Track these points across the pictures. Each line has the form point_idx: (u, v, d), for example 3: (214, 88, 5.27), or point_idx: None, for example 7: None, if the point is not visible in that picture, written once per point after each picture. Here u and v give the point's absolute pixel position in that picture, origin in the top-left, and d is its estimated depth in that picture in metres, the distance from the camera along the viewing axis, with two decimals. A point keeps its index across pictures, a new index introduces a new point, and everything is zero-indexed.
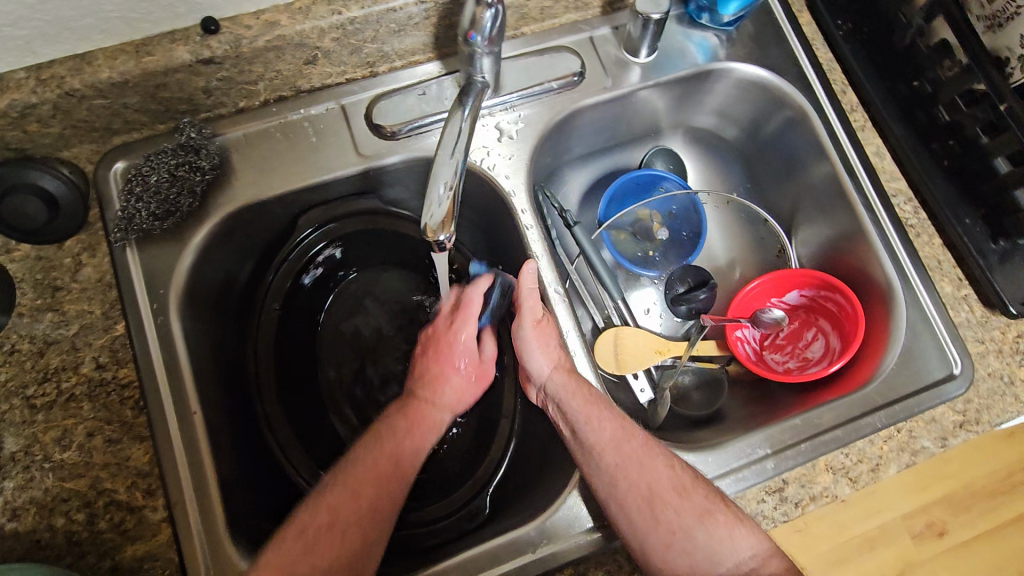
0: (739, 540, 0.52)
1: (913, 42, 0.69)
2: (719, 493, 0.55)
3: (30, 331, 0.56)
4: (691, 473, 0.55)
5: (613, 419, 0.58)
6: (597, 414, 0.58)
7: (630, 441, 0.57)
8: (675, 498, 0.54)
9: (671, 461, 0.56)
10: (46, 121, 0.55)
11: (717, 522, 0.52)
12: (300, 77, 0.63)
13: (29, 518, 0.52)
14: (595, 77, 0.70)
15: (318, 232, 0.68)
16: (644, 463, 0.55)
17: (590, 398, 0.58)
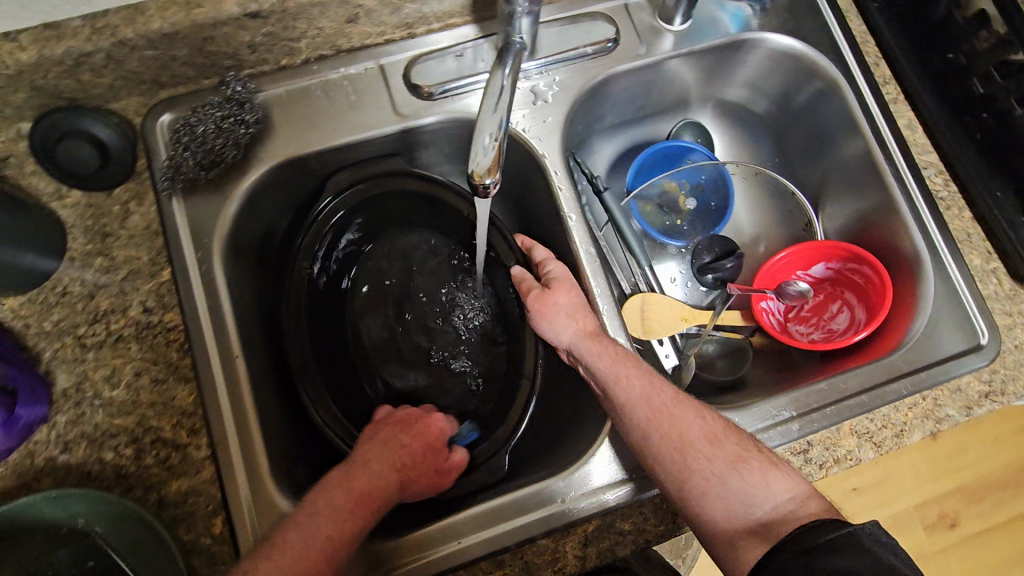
0: (775, 483, 0.53)
1: (948, 14, 0.70)
2: (751, 441, 0.56)
3: (81, 274, 0.58)
4: (722, 422, 0.57)
5: (642, 373, 0.59)
6: (625, 371, 0.58)
7: (660, 395, 0.58)
8: (708, 445, 0.54)
9: (702, 413, 0.57)
10: (98, 70, 0.57)
11: (751, 467, 0.53)
12: (341, 36, 0.64)
13: (80, 451, 0.54)
14: (629, 44, 0.70)
15: (336, 201, 0.68)
16: (675, 415, 0.56)
17: (618, 355, 0.59)
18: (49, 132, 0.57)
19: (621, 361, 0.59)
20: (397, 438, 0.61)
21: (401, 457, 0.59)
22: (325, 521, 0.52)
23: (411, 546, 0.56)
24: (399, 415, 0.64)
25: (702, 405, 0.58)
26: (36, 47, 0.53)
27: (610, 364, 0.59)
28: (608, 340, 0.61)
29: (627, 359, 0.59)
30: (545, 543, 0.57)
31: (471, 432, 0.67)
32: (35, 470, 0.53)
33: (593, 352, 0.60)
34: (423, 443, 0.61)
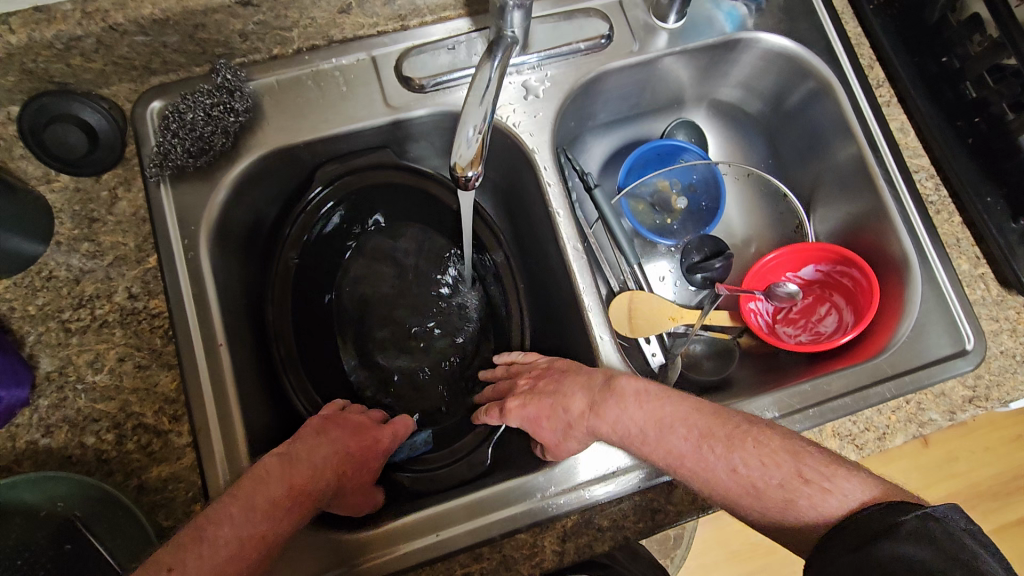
0: (824, 507, 0.48)
1: (943, 17, 0.70)
2: (793, 469, 0.50)
3: (67, 259, 0.59)
4: (756, 457, 0.51)
5: (656, 434, 0.54)
6: (637, 448, 0.55)
7: (683, 453, 0.53)
8: (749, 498, 0.51)
9: (730, 464, 0.51)
10: (89, 55, 0.57)
11: (800, 508, 0.49)
12: (333, 26, 0.64)
13: (62, 435, 0.54)
14: (623, 41, 0.70)
15: (327, 190, 0.69)
16: (705, 472, 0.52)
17: (628, 430, 0.55)
18: (38, 117, 0.58)
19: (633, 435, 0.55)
20: (345, 439, 0.58)
21: (345, 457, 0.56)
22: (283, 496, 0.50)
23: (387, 538, 0.56)
24: (354, 419, 0.62)
25: (733, 443, 0.52)
26: (26, 30, 0.53)
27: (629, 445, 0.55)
28: (615, 416, 0.56)
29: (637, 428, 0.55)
30: (524, 537, 0.57)
31: (427, 443, 0.68)
32: (17, 452, 0.54)
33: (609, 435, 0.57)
34: (368, 451, 0.59)
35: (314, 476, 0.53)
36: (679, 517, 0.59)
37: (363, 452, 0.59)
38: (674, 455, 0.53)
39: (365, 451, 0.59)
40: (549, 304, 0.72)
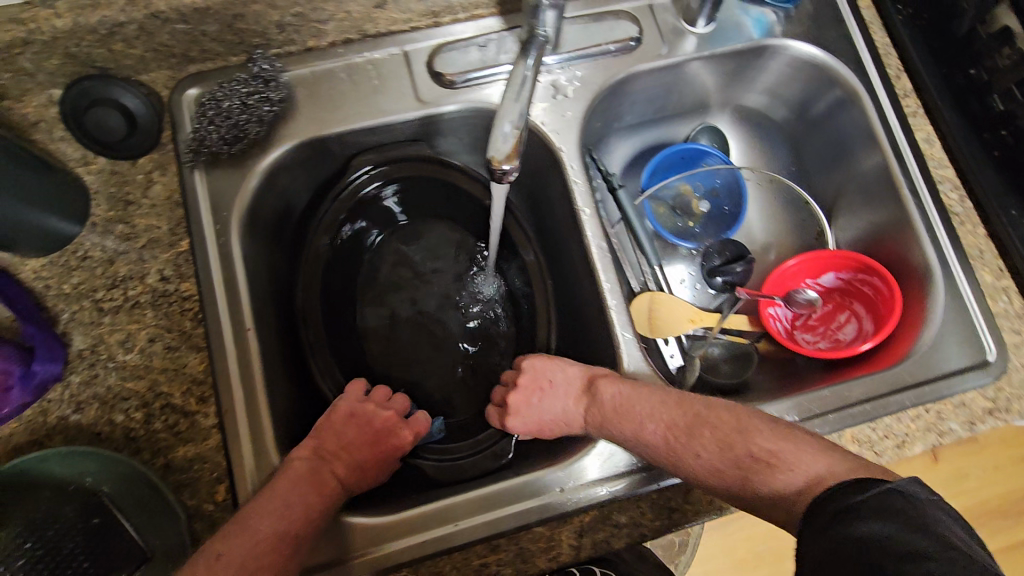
0: (783, 482, 0.50)
1: (973, 29, 0.71)
2: (746, 446, 0.52)
3: (102, 240, 0.60)
4: (714, 440, 0.53)
5: (632, 433, 0.56)
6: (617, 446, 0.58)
7: (654, 447, 0.55)
8: (716, 479, 0.53)
9: (691, 450, 0.54)
10: (130, 42, 0.58)
11: (757, 483, 0.51)
12: (368, 21, 0.65)
13: (92, 412, 0.55)
14: (652, 44, 0.71)
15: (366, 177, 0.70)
16: (674, 460, 0.55)
17: (603, 430, 0.58)
18: (78, 101, 0.59)
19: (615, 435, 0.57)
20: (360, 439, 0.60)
21: (360, 458, 0.59)
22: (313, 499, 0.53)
23: (404, 527, 0.57)
24: (370, 411, 0.62)
25: (693, 431, 0.55)
26: (71, 15, 0.54)
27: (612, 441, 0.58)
28: (598, 419, 0.58)
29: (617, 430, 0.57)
30: (541, 530, 0.58)
31: (440, 432, 0.69)
32: (49, 427, 0.55)
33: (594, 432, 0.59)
34: (383, 447, 0.61)
35: (334, 475, 0.56)
36: (695, 517, 0.59)
37: (378, 448, 0.60)
38: (650, 449, 0.56)
39: (381, 449, 0.60)
40: (570, 302, 0.72)
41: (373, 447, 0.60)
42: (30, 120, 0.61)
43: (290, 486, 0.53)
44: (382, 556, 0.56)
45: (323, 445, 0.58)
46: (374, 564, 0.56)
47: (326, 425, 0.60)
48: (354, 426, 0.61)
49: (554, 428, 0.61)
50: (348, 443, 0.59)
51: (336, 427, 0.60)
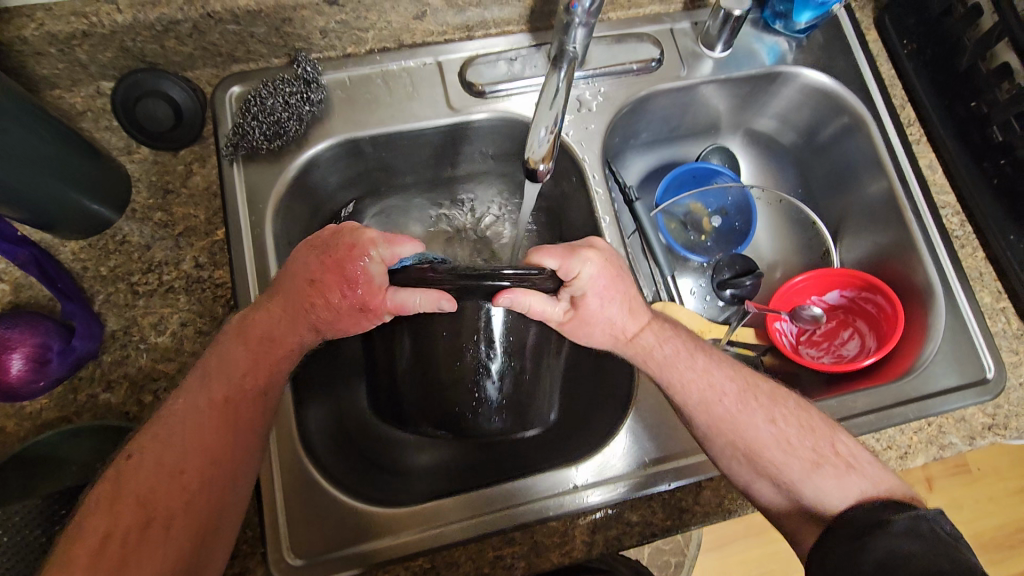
0: (849, 484, 0.55)
1: (974, 65, 0.72)
2: (829, 440, 0.57)
3: (139, 227, 0.62)
4: (795, 419, 0.58)
5: (701, 382, 0.59)
6: (680, 377, 0.59)
7: (725, 400, 0.59)
8: (778, 450, 0.57)
9: (771, 416, 0.59)
10: (182, 39, 0.62)
11: (826, 474, 0.56)
12: (406, 31, 0.69)
13: (121, 391, 0.57)
14: (672, 65, 0.75)
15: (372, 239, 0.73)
16: (745, 415, 0.58)
17: (675, 353, 0.60)
18: (130, 92, 0.62)
19: (670, 374, 0.59)
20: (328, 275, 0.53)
21: (329, 294, 0.53)
22: (244, 356, 0.54)
23: (422, 516, 0.58)
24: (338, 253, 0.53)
25: (775, 401, 0.60)
26: (132, 11, 0.58)
27: (653, 366, 0.59)
28: (665, 336, 0.61)
29: (678, 374, 0.59)
30: (557, 525, 0.59)
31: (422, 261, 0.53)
32: (78, 404, 0.56)
33: (642, 352, 0.60)
34: (345, 273, 0.52)
35: (281, 342, 0.55)
36: (705, 518, 0.61)
37: (341, 276, 0.52)
38: (707, 391, 0.59)
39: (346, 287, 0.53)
40: None
41: (336, 288, 0.53)
42: (78, 109, 0.64)
43: (231, 354, 0.54)
44: (403, 544, 0.57)
45: (274, 303, 0.55)
46: (396, 551, 0.57)
47: (284, 280, 0.54)
48: (329, 263, 0.53)
49: (588, 321, 0.57)
50: (303, 295, 0.54)
51: (314, 263, 0.53)
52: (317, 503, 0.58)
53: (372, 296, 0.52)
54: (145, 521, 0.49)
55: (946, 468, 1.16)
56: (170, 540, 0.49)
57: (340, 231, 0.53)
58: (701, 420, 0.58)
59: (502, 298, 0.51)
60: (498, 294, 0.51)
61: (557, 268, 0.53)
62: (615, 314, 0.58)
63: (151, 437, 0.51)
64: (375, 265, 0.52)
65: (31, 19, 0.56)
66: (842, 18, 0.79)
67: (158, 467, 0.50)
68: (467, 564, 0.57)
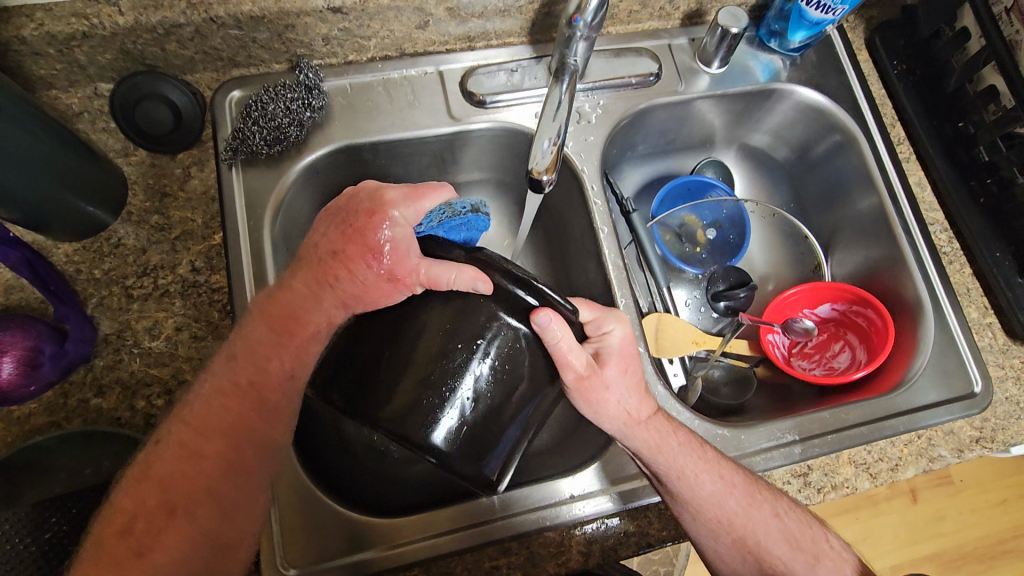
0: None
1: (961, 86, 0.75)
2: (824, 536, 0.58)
3: (135, 230, 0.61)
4: (794, 512, 0.58)
5: (714, 474, 0.56)
6: (693, 467, 0.56)
7: (732, 496, 0.56)
8: (785, 547, 0.56)
9: (777, 511, 0.57)
10: (183, 42, 0.61)
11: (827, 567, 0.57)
12: (408, 41, 0.69)
13: (113, 397, 0.56)
14: (669, 80, 0.76)
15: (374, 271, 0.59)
16: (752, 511, 0.56)
17: (686, 443, 0.57)
18: (129, 94, 0.61)
19: (681, 466, 0.56)
20: (347, 240, 0.51)
21: (348, 251, 0.51)
22: (266, 336, 0.52)
23: (418, 525, 0.57)
24: (356, 223, 0.51)
25: (775, 494, 0.58)
26: (134, 14, 0.57)
27: (654, 456, 0.56)
28: (672, 425, 0.58)
29: (693, 463, 0.56)
30: (552, 535, 0.59)
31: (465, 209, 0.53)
32: (67, 409, 0.55)
33: (651, 437, 0.57)
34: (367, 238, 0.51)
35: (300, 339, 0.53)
36: None
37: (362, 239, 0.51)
38: (718, 484, 0.56)
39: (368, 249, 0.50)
40: None
41: (360, 258, 0.51)
42: (74, 110, 0.63)
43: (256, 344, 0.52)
44: (397, 555, 0.56)
45: (300, 279, 0.53)
46: (390, 562, 0.56)
47: (309, 258, 0.53)
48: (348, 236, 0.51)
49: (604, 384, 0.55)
50: (320, 272, 0.52)
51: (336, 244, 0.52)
52: (310, 512, 0.57)
53: (400, 264, 0.48)
54: (162, 503, 0.48)
55: (931, 480, 1.18)
56: (191, 521, 0.48)
57: (359, 195, 0.53)
58: (712, 515, 0.56)
59: (543, 313, 0.44)
60: (536, 305, 0.44)
61: (588, 320, 0.56)
62: (625, 391, 0.57)
63: (177, 419, 0.50)
64: (398, 227, 0.50)
65: (31, 19, 0.56)
66: (835, 38, 0.81)
67: (180, 452, 0.49)
68: None
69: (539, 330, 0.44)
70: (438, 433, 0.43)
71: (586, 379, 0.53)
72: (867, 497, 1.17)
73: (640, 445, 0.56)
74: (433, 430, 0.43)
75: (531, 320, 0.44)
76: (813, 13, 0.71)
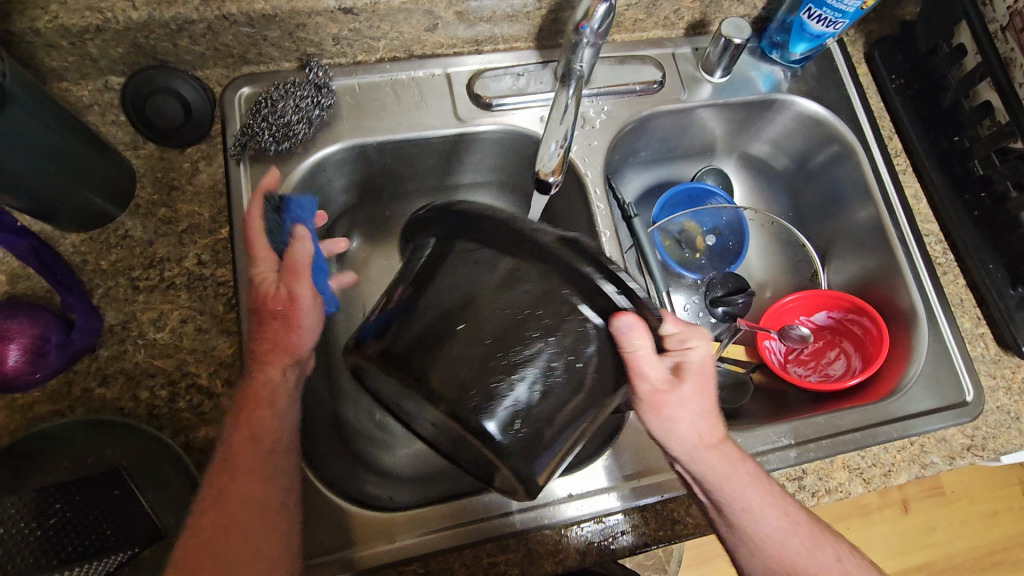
0: None
1: (958, 101, 0.76)
2: None
3: (142, 222, 0.62)
4: (855, 558, 0.55)
5: (778, 509, 0.54)
6: (759, 500, 0.54)
7: (796, 536, 0.54)
8: None
9: (839, 555, 0.54)
10: (195, 39, 0.62)
11: None
12: (416, 42, 0.70)
13: (117, 386, 0.56)
14: (673, 88, 0.78)
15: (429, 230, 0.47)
16: (813, 552, 0.54)
17: (754, 474, 0.55)
18: (140, 88, 0.61)
19: (745, 499, 0.54)
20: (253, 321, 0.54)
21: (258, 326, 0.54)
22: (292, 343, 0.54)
23: (417, 520, 0.58)
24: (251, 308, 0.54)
25: (835, 536, 0.56)
26: (147, 9, 0.58)
27: (717, 485, 0.54)
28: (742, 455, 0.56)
29: (758, 496, 0.54)
30: (549, 533, 0.59)
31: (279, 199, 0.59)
32: (70, 399, 0.55)
33: (721, 463, 0.54)
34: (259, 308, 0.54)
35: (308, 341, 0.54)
36: (695, 529, 0.62)
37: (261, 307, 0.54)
38: (782, 520, 0.54)
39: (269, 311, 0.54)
40: None
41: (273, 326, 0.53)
42: (84, 102, 0.64)
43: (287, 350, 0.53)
44: (397, 549, 0.57)
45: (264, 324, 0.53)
46: (390, 556, 0.57)
47: (258, 293, 0.53)
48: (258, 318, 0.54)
49: (678, 402, 0.52)
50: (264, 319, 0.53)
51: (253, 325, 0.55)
52: (309, 506, 0.58)
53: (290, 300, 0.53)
54: None
55: (922, 490, 1.20)
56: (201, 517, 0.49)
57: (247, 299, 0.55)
58: (772, 551, 0.53)
59: (628, 317, 0.41)
60: (623, 307, 0.42)
61: (672, 333, 0.53)
62: (697, 413, 0.54)
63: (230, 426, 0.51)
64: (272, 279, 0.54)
65: (44, 11, 0.56)
66: (834, 51, 0.82)
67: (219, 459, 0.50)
68: (460, 571, 0.57)
69: (619, 333, 0.42)
70: (494, 430, 0.42)
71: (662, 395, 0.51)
72: (858, 506, 1.18)
73: (709, 471, 0.54)
74: (489, 428, 0.42)
75: (614, 321, 0.42)
76: (815, 26, 0.73)
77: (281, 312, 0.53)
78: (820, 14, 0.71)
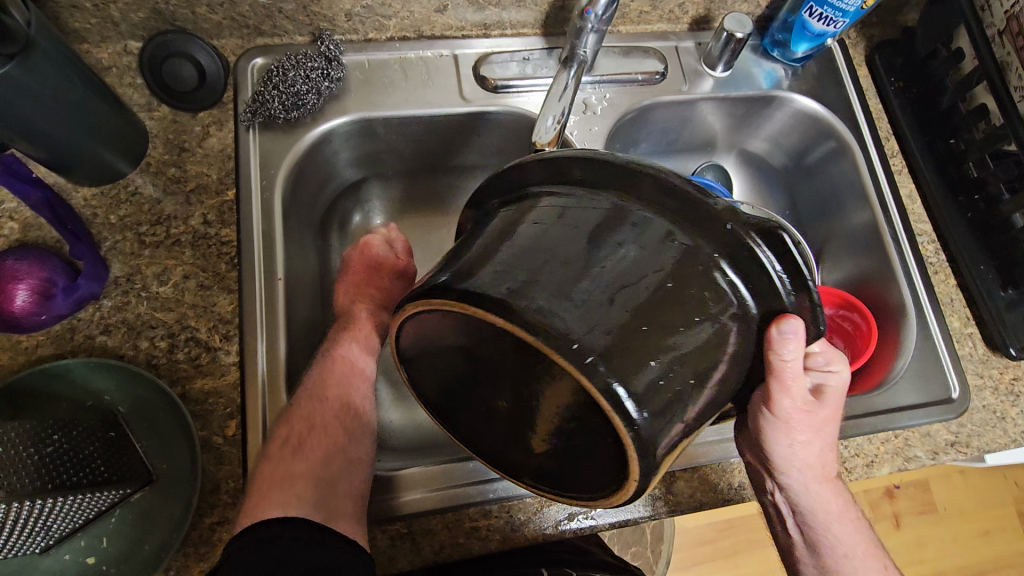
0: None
1: (954, 105, 0.78)
2: None
3: (152, 180, 0.64)
4: None
5: (879, 562, 0.59)
6: (864, 550, 0.58)
7: None
8: None
9: None
10: (213, 7, 0.65)
11: None
12: (426, 23, 0.73)
13: (118, 335, 0.58)
14: (674, 80, 0.79)
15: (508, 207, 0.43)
16: None
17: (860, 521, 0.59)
18: (159, 51, 0.64)
19: (847, 545, 0.58)
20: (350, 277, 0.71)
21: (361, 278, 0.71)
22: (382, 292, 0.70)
23: (404, 483, 0.59)
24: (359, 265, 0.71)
25: None
26: None
27: (824, 522, 0.58)
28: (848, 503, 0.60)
29: (860, 544, 0.59)
30: (531, 502, 0.60)
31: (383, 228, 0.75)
32: (72, 345, 0.57)
33: (833, 505, 0.58)
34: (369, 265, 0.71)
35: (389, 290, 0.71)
36: (675, 506, 0.63)
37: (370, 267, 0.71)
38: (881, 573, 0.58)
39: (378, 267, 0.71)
40: None
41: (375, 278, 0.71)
42: (104, 64, 0.66)
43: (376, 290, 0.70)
44: (383, 507, 0.58)
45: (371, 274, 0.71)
46: (375, 514, 0.58)
47: (372, 255, 0.71)
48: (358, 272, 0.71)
49: (815, 426, 0.54)
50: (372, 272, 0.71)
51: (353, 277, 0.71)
52: None
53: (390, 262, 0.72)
54: None
55: (912, 505, 1.20)
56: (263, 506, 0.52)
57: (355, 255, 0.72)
58: None
59: (795, 321, 0.41)
60: (790, 310, 0.41)
61: (816, 352, 0.56)
62: (825, 444, 0.56)
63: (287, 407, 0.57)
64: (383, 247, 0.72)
65: None
66: (835, 51, 0.84)
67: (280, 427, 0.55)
68: (443, 534, 0.58)
69: (777, 338, 0.41)
70: (631, 408, 0.34)
71: (807, 414, 0.52)
72: None
73: (820, 510, 0.58)
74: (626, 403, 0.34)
75: (781, 324, 0.41)
76: (816, 24, 0.74)
77: (386, 266, 0.72)
78: (821, 13, 0.73)
